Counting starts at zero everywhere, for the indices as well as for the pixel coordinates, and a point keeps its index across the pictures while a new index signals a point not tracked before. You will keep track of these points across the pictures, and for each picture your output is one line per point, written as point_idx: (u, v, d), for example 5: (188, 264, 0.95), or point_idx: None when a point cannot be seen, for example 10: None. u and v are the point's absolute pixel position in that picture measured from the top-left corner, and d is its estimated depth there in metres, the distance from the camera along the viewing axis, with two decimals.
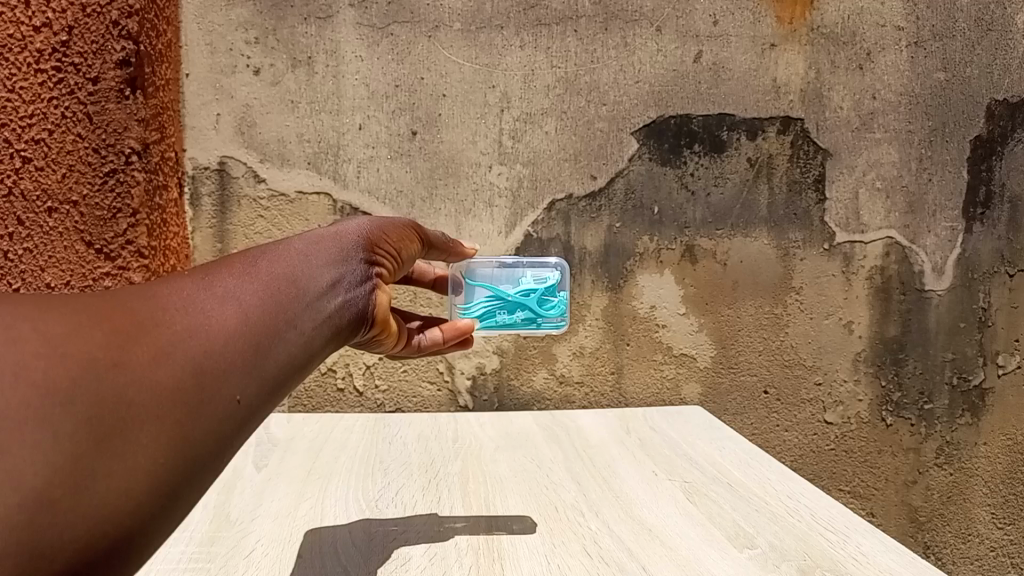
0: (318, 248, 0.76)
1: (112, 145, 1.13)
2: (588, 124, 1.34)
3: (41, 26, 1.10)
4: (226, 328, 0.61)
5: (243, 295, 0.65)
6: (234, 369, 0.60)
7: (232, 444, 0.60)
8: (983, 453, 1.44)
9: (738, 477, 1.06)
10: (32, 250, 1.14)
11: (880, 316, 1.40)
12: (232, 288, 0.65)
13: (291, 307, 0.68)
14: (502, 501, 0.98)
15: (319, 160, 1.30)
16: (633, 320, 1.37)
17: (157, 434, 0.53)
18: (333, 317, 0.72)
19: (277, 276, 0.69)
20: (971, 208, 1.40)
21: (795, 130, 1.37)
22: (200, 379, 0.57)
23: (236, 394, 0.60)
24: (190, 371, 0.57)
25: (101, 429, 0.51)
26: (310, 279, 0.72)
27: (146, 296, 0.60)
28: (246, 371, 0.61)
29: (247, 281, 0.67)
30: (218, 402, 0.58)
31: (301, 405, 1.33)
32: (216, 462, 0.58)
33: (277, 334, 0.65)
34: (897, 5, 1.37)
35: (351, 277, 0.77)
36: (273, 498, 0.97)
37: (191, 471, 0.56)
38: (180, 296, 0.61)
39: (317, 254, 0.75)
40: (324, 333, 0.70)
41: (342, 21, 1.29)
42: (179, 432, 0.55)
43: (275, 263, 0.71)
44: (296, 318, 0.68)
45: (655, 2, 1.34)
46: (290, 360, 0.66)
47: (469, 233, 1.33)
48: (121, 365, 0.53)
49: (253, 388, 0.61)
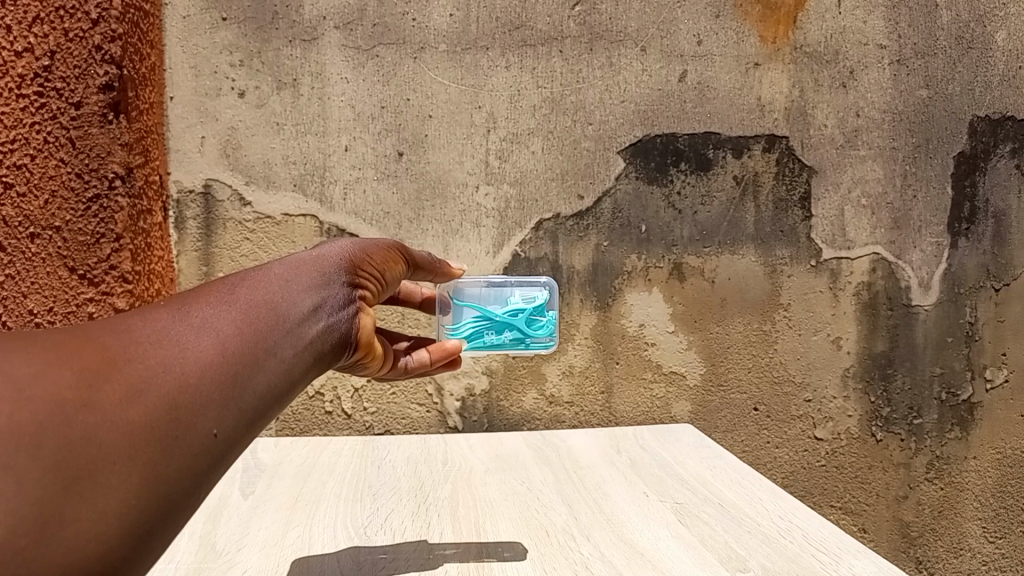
0: (299, 272, 0.75)
1: (95, 170, 1.12)
2: (575, 143, 1.34)
3: (23, 51, 1.09)
4: (202, 361, 0.60)
5: (220, 325, 0.64)
6: (210, 404, 0.59)
7: (210, 478, 0.59)
8: (972, 467, 1.45)
9: (730, 497, 1.05)
10: (14, 276, 1.12)
11: (868, 331, 1.41)
12: (208, 318, 0.64)
13: (270, 335, 0.67)
14: (492, 526, 0.97)
15: (305, 182, 1.29)
16: (622, 339, 1.37)
17: (128, 475, 0.53)
18: (315, 343, 0.71)
19: (256, 303, 0.69)
20: (955, 223, 1.41)
21: (780, 148, 1.38)
22: (173, 415, 0.56)
23: (212, 428, 0.59)
24: (163, 408, 0.56)
25: (70, 473, 0.51)
26: (291, 305, 0.71)
27: (120, 331, 0.59)
28: (222, 404, 0.60)
29: (224, 309, 0.66)
30: (193, 438, 0.57)
31: (289, 428, 1.32)
32: (193, 498, 0.58)
33: (256, 365, 0.64)
34: (878, 24, 1.38)
35: (333, 301, 0.76)
36: (260, 526, 0.96)
37: (165, 509, 0.55)
38: (153, 329, 0.61)
39: (299, 278, 0.75)
40: (305, 360, 0.70)
41: (327, 43, 1.29)
42: (151, 471, 0.54)
43: (255, 290, 0.70)
44: (276, 346, 0.67)
45: (639, 22, 1.34)
46: (269, 390, 0.65)
47: (457, 253, 1.33)
48: (90, 406, 0.53)
49: (231, 420, 0.60)
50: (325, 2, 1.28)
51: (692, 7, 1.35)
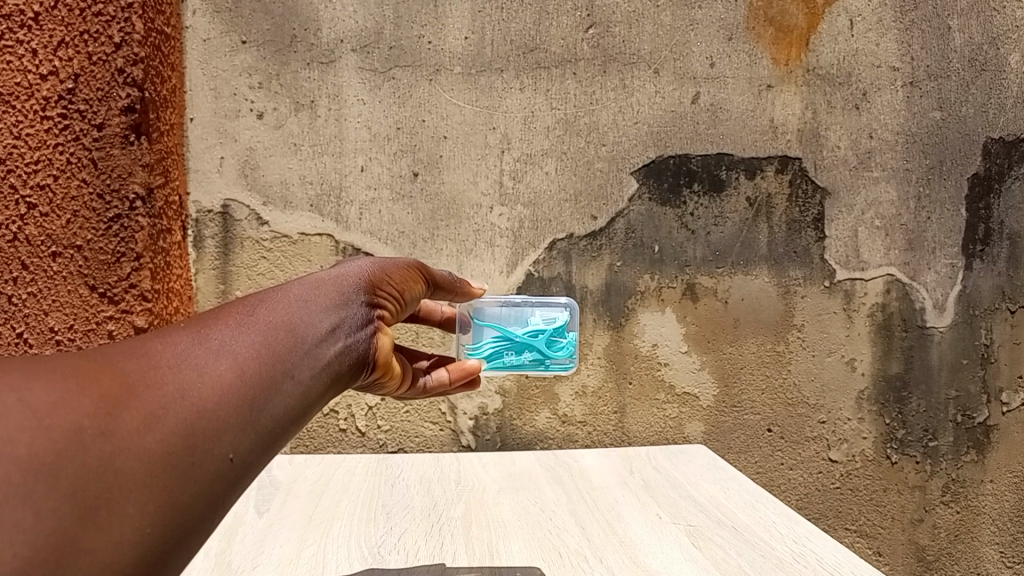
0: (318, 292, 0.76)
1: (116, 190, 1.14)
2: (589, 164, 1.35)
3: (48, 74, 1.11)
4: (221, 385, 0.61)
5: (239, 348, 0.65)
6: (227, 427, 0.60)
7: (225, 501, 0.60)
8: (989, 491, 1.43)
9: (743, 520, 1.05)
10: (36, 294, 1.14)
11: (882, 352, 1.40)
12: (226, 341, 0.65)
13: (288, 357, 0.68)
14: (505, 547, 0.97)
15: (321, 203, 1.31)
16: (635, 359, 1.37)
17: (144, 502, 0.54)
18: (332, 364, 0.72)
19: (274, 324, 0.69)
20: (970, 245, 1.41)
21: (793, 170, 1.38)
22: (190, 440, 0.57)
23: (229, 451, 0.59)
24: (181, 433, 0.57)
25: (87, 502, 0.51)
26: (309, 326, 0.72)
27: (140, 355, 0.60)
28: (239, 428, 0.61)
29: (242, 331, 0.67)
30: (209, 462, 0.58)
31: (303, 446, 1.33)
32: (208, 522, 0.58)
33: (273, 387, 0.65)
34: (891, 47, 1.39)
35: (351, 321, 0.76)
36: (274, 545, 0.96)
37: (180, 535, 0.56)
38: (173, 352, 0.62)
39: (317, 298, 0.75)
40: (323, 381, 0.70)
41: (344, 66, 1.31)
42: (166, 497, 0.55)
43: (273, 310, 0.71)
44: (293, 368, 0.68)
45: (653, 45, 1.36)
46: (286, 412, 0.65)
47: (470, 273, 1.34)
48: (108, 433, 0.54)
49: (247, 444, 0.61)
50: (342, 25, 1.31)
51: (705, 30, 1.36)
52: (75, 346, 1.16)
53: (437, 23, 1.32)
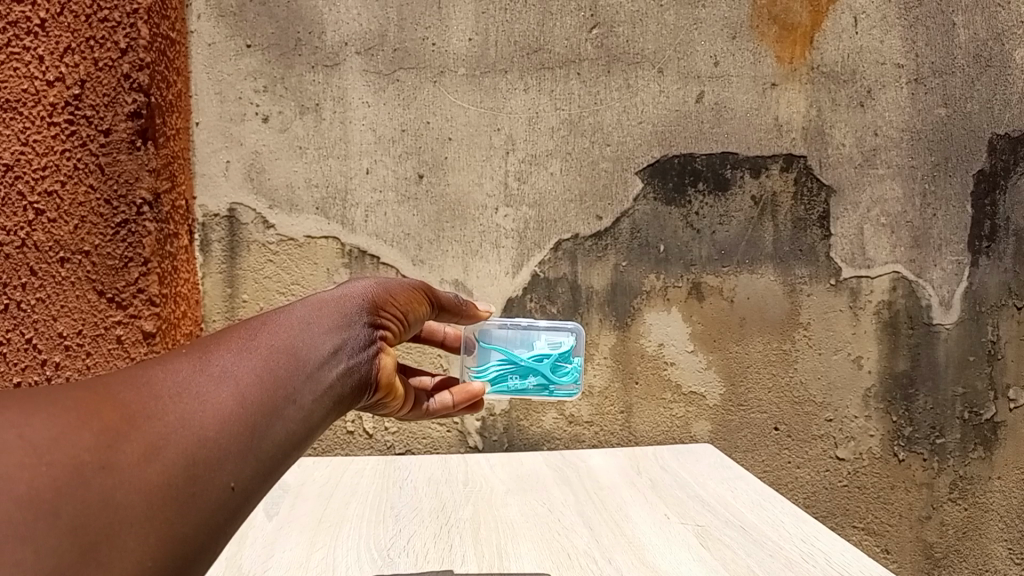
0: (319, 314, 0.77)
1: (123, 196, 1.14)
2: (593, 164, 1.35)
3: (55, 80, 1.12)
4: (222, 412, 0.61)
5: (241, 374, 0.65)
6: (230, 456, 0.60)
7: (228, 529, 0.60)
8: (997, 488, 1.43)
9: (751, 519, 1.05)
10: (44, 300, 1.14)
11: (889, 350, 1.40)
12: (228, 367, 0.65)
13: (289, 381, 0.68)
14: (514, 550, 0.97)
15: (327, 205, 1.31)
16: (642, 358, 1.37)
17: (146, 535, 0.54)
18: (333, 387, 0.72)
19: (276, 349, 0.70)
20: (976, 241, 1.41)
21: (798, 168, 1.38)
22: (191, 471, 0.57)
23: (231, 479, 0.60)
24: (182, 464, 0.57)
25: (87, 538, 0.51)
26: (311, 349, 0.72)
27: (142, 384, 0.61)
28: (242, 455, 0.61)
29: (244, 357, 0.67)
30: (211, 491, 0.58)
31: (312, 449, 1.33)
32: (210, 551, 0.59)
33: (276, 412, 0.65)
34: (896, 44, 1.39)
35: (353, 343, 0.77)
36: (285, 548, 0.96)
37: (181, 566, 0.56)
38: (175, 380, 0.62)
39: (319, 320, 0.76)
40: (324, 405, 0.71)
41: (348, 68, 1.31)
42: (169, 529, 0.55)
43: (275, 335, 0.71)
44: (295, 392, 0.68)
45: (656, 44, 1.36)
46: (288, 437, 0.66)
47: (476, 274, 1.34)
48: (109, 466, 0.54)
49: (249, 471, 0.61)
50: (346, 28, 1.31)
51: (709, 29, 1.36)
52: (83, 351, 1.16)
53: (441, 25, 1.32)
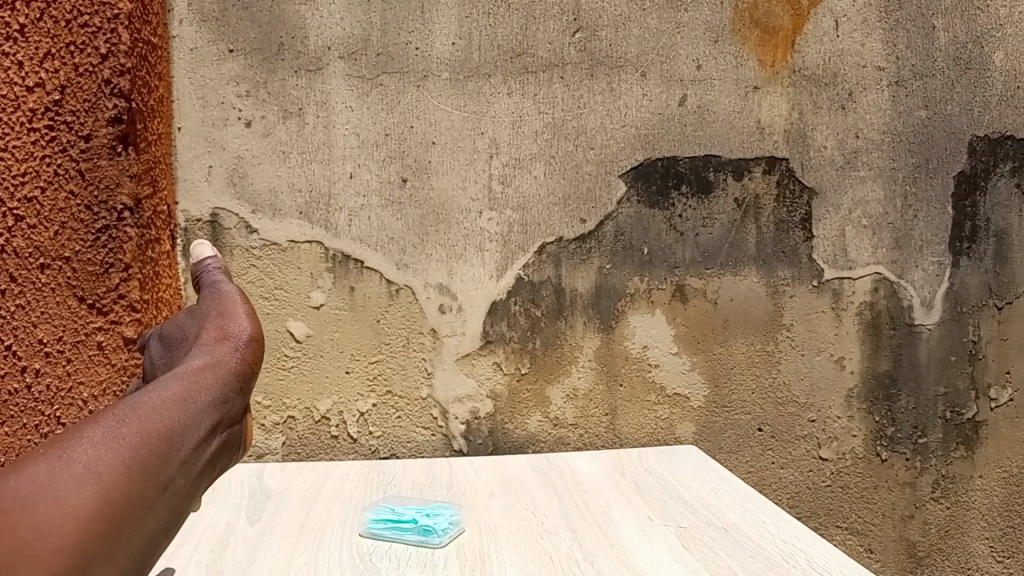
0: (213, 350, 0.97)
1: (105, 202, 1.14)
2: (577, 167, 1.36)
3: (35, 86, 1.11)
4: (167, 437, 0.79)
5: (175, 407, 0.83)
6: (175, 470, 0.78)
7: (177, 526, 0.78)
8: (979, 486, 1.44)
9: (733, 521, 1.06)
10: (25, 307, 1.13)
11: (871, 351, 1.41)
12: (160, 399, 0.83)
13: (213, 400, 0.89)
14: (496, 552, 0.96)
15: (311, 210, 1.31)
16: (626, 361, 1.38)
17: (135, 532, 0.71)
18: (241, 402, 0.95)
19: (196, 383, 0.89)
20: (957, 242, 1.42)
21: (781, 170, 1.39)
22: (156, 484, 0.75)
23: (181, 486, 0.79)
24: (150, 479, 0.74)
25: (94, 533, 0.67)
26: (213, 373, 0.92)
27: (112, 415, 0.77)
28: (184, 468, 0.80)
29: (166, 392, 0.85)
30: (168, 499, 0.76)
31: (297, 453, 1.32)
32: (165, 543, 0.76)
33: (202, 430, 0.84)
34: (876, 47, 1.40)
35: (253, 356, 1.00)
36: (266, 554, 0.95)
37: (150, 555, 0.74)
38: (127, 409, 0.79)
39: (215, 354, 0.96)
40: (235, 417, 0.92)
41: (331, 72, 1.31)
42: (144, 528, 0.73)
43: (186, 377, 0.89)
44: (220, 408, 0.89)
45: (639, 48, 1.36)
46: (209, 450, 0.85)
47: (460, 278, 1.34)
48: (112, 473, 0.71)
49: (190, 479, 0.80)
50: (329, 32, 1.31)
51: (691, 32, 1.37)
52: (64, 358, 1.15)
53: (424, 29, 1.32)
